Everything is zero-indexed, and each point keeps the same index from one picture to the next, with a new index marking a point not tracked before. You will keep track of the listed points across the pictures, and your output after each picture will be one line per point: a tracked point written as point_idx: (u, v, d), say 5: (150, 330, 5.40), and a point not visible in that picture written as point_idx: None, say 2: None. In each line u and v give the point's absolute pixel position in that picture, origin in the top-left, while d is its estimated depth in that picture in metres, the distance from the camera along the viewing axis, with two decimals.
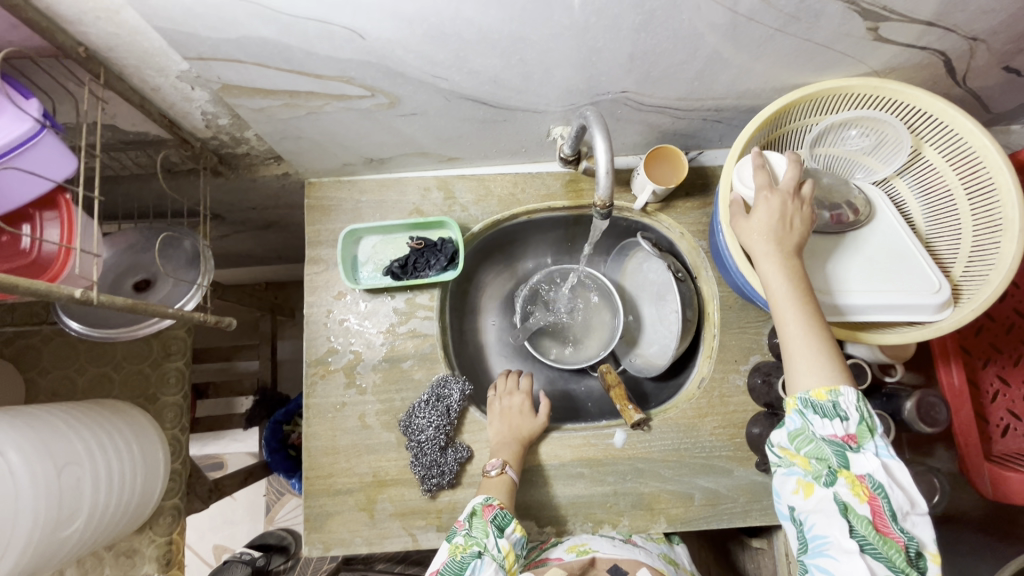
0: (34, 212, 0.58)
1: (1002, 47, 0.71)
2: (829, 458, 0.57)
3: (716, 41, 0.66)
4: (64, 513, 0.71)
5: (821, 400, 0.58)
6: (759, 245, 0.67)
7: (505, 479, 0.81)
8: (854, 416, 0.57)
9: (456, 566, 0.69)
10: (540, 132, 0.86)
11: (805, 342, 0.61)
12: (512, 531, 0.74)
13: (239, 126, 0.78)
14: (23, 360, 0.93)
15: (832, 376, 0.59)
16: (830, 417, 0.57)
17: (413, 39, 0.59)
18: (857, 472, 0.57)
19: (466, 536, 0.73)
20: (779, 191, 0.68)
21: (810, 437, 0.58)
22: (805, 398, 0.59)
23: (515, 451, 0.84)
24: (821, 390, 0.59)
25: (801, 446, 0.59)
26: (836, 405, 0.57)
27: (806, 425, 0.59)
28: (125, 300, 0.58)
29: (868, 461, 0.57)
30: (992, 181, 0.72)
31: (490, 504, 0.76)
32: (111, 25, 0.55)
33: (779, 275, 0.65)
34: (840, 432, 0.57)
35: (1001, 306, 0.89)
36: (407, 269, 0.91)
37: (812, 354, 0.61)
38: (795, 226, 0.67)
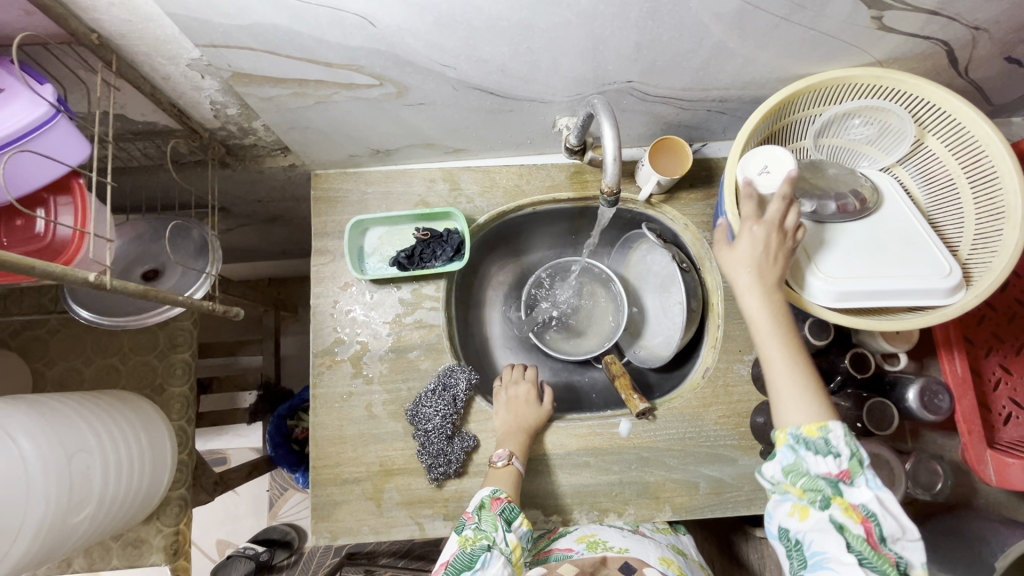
0: (48, 196, 0.58)
1: (1004, 37, 0.72)
2: (824, 489, 0.56)
3: (722, 30, 0.66)
4: (74, 499, 0.71)
5: (813, 438, 0.56)
6: (743, 276, 0.66)
7: (512, 469, 0.81)
8: (846, 452, 0.56)
9: (466, 558, 0.68)
10: (546, 123, 0.86)
11: (790, 377, 0.60)
12: (519, 524, 0.74)
13: (247, 117, 0.78)
14: (30, 351, 0.93)
15: (819, 413, 0.58)
16: (823, 454, 0.56)
17: (422, 27, 0.60)
18: (851, 500, 0.56)
19: (475, 528, 0.72)
20: (763, 222, 0.67)
21: (803, 471, 0.57)
22: (796, 435, 0.57)
23: (523, 443, 0.85)
24: (812, 427, 0.57)
25: (795, 481, 0.57)
26: (828, 441, 0.56)
27: (799, 462, 0.57)
28: (138, 286, 0.59)
29: (860, 492, 0.56)
30: (994, 169, 0.72)
31: (498, 497, 0.75)
32: (124, 12, 0.55)
33: (763, 306, 0.64)
34: (834, 468, 0.56)
35: (1001, 295, 0.89)
36: (414, 259, 0.92)
37: (797, 391, 0.59)
38: (776, 256, 0.66)
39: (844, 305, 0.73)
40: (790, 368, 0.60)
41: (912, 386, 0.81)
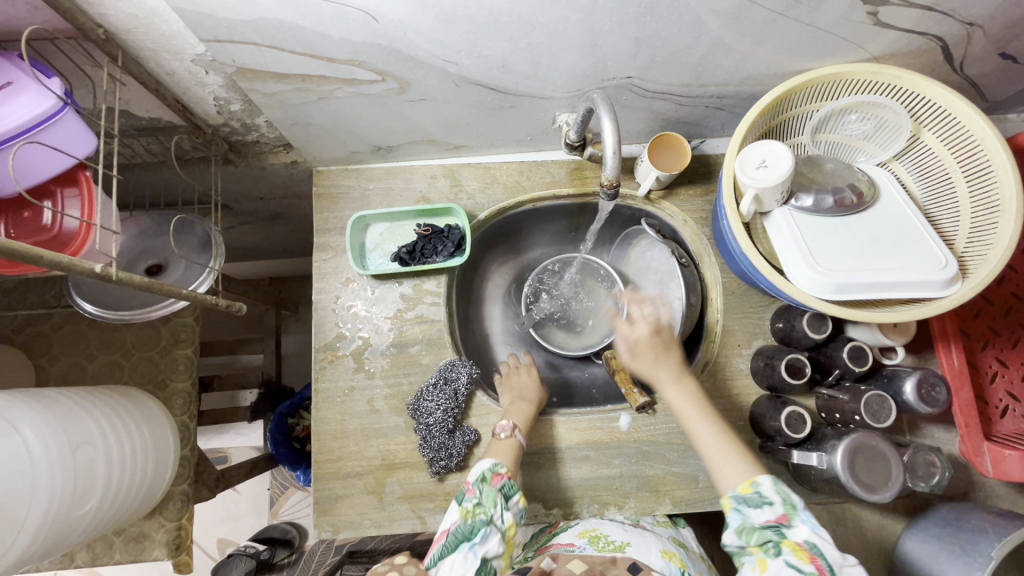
0: (55, 189, 0.59)
1: (998, 33, 0.73)
2: (771, 537, 0.61)
3: (720, 25, 0.67)
4: (79, 492, 0.72)
5: (747, 493, 0.64)
6: (650, 373, 0.77)
7: (514, 442, 0.82)
8: (777, 499, 0.63)
9: (466, 530, 0.71)
10: (546, 120, 0.87)
11: (717, 448, 0.70)
12: (516, 501, 0.75)
13: (250, 113, 0.79)
14: (33, 347, 0.93)
15: (750, 470, 0.66)
16: (758, 505, 0.63)
17: (424, 22, 0.60)
18: (795, 540, 0.59)
19: (474, 502, 0.74)
20: (644, 323, 0.80)
21: (749, 526, 0.62)
22: (734, 495, 0.65)
23: (527, 418, 0.86)
24: (744, 485, 0.65)
25: (747, 538, 0.62)
26: (760, 493, 0.63)
27: (744, 519, 0.63)
28: (143, 279, 0.59)
29: (803, 532, 0.60)
30: (989, 163, 0.73)
31: (498, 473, 0.76)
32: (130, 7, 0.56)
33: (678, 391, 0.75)
34: (771, 516, 0.62)
35: (998, 289, 0.91)
36: (415, 254, 0.92)
37: (728, 457, 0.68)
38: (667, 348, 0.79)
39: (840, 298, 0.73)
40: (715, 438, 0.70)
41: (909, 378, 0.81)
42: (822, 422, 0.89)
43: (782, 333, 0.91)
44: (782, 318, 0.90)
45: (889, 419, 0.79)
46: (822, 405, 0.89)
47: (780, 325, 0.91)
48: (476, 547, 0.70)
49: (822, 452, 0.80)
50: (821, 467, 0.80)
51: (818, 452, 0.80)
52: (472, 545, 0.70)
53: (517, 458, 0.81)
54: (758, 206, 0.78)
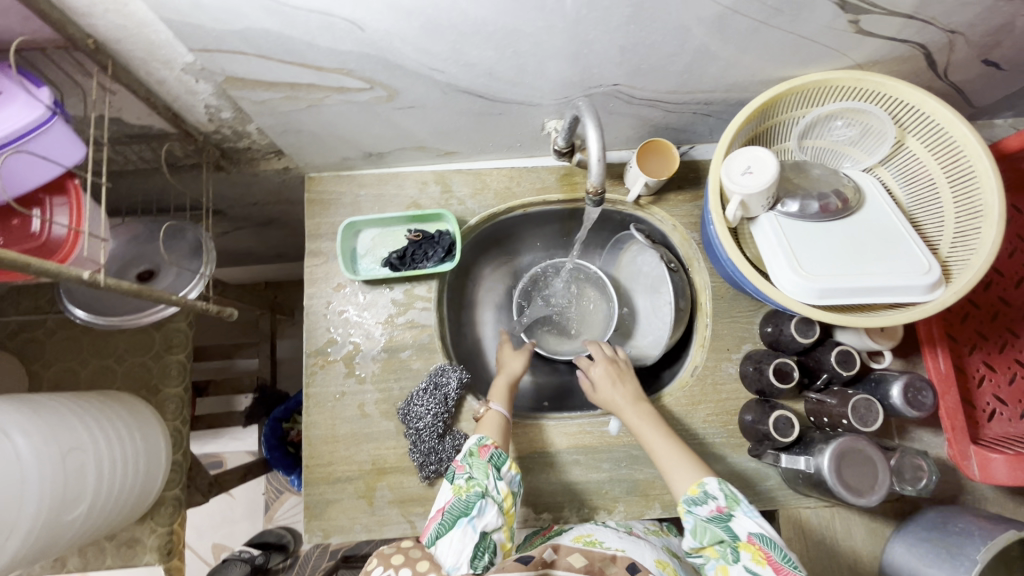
0: (44, 197, 0.60)
1: (980, 40, 0.74)
2: (724, 536, 0.69)
3: (704, 33, 0.68)
4: (69, 497, 0.72)
5: (695, 494, 0.73)
6: (612, 398, 0.88)
7: (495, 415, 0.84)
8: (721, 494, 0.72)
9: (462, 506, 0.72)
10: (535, 126, 0.88)
11: (669, 456, 0.79)
12: (507, 470, 0.77)
13: (241, 120, 0.80)
14: (26, 352, 0.94)
15: (698, 473, 0.75)
16: (704, 504, 0.72)
17: (410, 31, 0.61)
18: (743, 535, 0.68)
19: (466, 477, 0.74)
20: (603, 360, 0.94)
21: (703, 526, 0.70)
22: (686, 498, 0.73)
23: (504, 391, 0.89)
24: (693, 487, 0.74)
25: (702, 538, 0.70)
26: (706, 492, 0.72)
27: (697, 519, 0.71)
28: (131, 285, 0.60)
29: (748, 524, 0.69)
30: (972, 168, 0.74)
31: (485, 445, 0.78)
32: (120, 18, 0.57)
33: (636, 412, 0.85)
34: (717, 510, 0.71)
35: (986, 294, 0.92)
36: (406, 259, 0.93)
37: (679, 463, 0.77)
38: (625, 379, 0.91)
39: (825, 303, 0.74)
40: (669, 447, 0.80)
41: (896, 382, 0.82)
42: (810, 425, 0.89)
43: (770, 338, 0.91)
44: (771, 322, 0.91)
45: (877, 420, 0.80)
46: (809, 408, 0.89)
47: (768, 329, 0.91)
48: (474, 521, 0.71)
49: (810, 456, 0.80)
50: (809, 471, 0.80)
51: (806, 456, 0.80)
52: (471, 519, 0.71)
53: (504, 429, 0.83)
54: (744, 211, 0.79)
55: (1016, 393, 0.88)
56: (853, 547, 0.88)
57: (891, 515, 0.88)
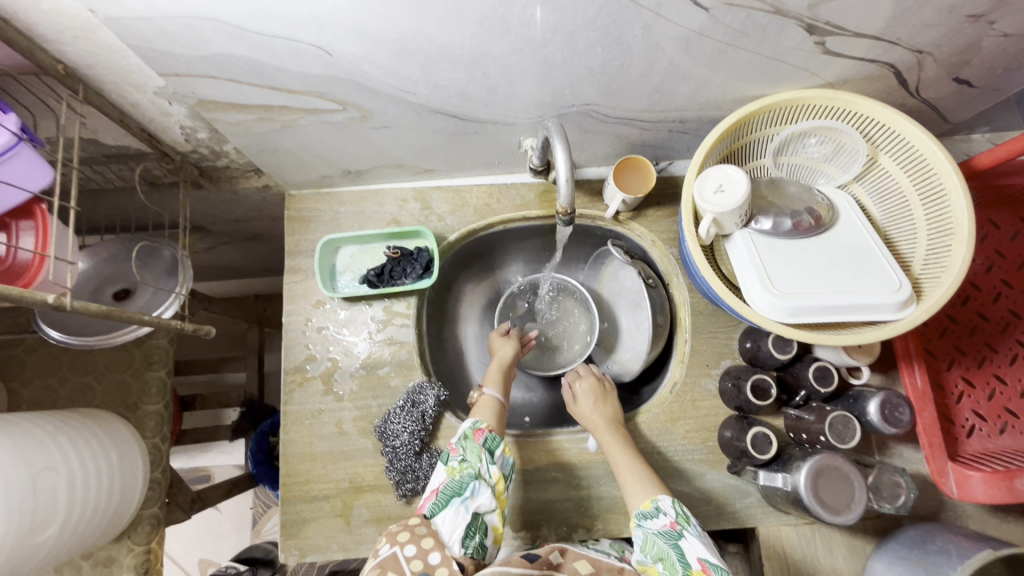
0: (10, 221, 0.60)
1: (948, 59, 0.74)
2: (670, 553, 0.68)
3: (672, 54, 0.68)
4: (39, 519, 0.72)
5: (647, 508, 0.74)
6: (589, 414, 0.90)
7: (490, 398, 0.86)
8: (672, 511, 0.72)
9: (455, 486, 0.71)
10: (512, 144, 0.89)
11: (632, 474, 0.80)
12: (501, 454, 0.77)
13: (217, 140, 0.80)
14: (5, 370, 0.94)
15: (651, 491, 0.76)
16: (655, 518, 0.73)
17: (379, 55, 0.62)
18: (692, 555, 0.67)
19: (460, 459, 0.74)
20: (588, 378, 0.96)
21: (651, 540, 0.71)
22: (637, 512, 0.75)
23: (499, 378, 0.90)
24: (647, 502, 0.75)
25: (649, 553, 0.71)
26: (658, 506, 0.73)
27: (646, 532, 0.72)
28: (100, 307, 0.60)
29: (697, 547, 0.67)
30: (943, 186, 0.74)
31: (479, 428, 0.78)
32: (88, 44, 0.57)
33: (609, 432, 0.86)
34: (667, 525, 0.71)
35: (964, 309, 0.92)
36: (384, 276, 0.93)
37: (638, 480, 0.78)
38: (608, 398, 0.92)
39: (797, 321, 0.74)
40: (630, 464, 0.81)
41: (873, 399, 0.82)
42: (789, 442, 0.89)
43: (749, 353, 0.91)
44: (750, 338, 0.90)
45: (855, 439, 0.78)
46: (788, 424, 0.88)
47: (747, 345, 0.91)
48: (467, 502, 0.70)
49: (787, 474, 0.80)
50: (786, 488, 0.79)
51: (783, 474, 0.80)
52: (464, 499, 0.70)
53: (499, 412, 0.84)
54: (718, 228, 0.80)
55: (995, 408, 0.88)
56: (833, 566, 0.87)
57: (871, 533, 0.88)
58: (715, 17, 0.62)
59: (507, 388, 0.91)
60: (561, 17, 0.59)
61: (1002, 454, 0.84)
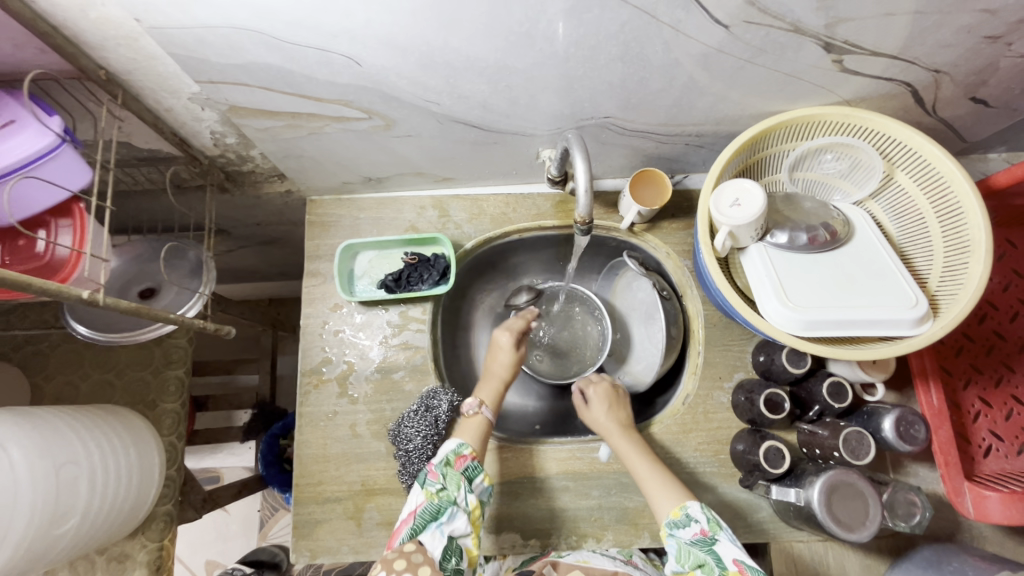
0: (50, 219, 0.63)
1: (965, 79, 0.75)
2: (707, 559, 0.70)
3: (691, 70, 0.70)
4: (60, 511, 0.73)
5: (678, 517, 0.75)
6: (601, 420, 0.89)
7: (481, 417, 0.85)
8: (703, 517, 0.74)
9: (432, 510, 0.71)
10: (530, 155, 0.90)
11: (655, 481, 0.80)
12: (479, 482, 0.78)
13: (245, 146, 0.83)
14: (30, 365, 0.96)
15: (680, 499, 0.77)
16: (685, 525, 0.74)
17: (407, 66, 0.64)
18: (729, 560, 0.68)
19: (439, 486, 0.74)
20: (599, 381, 0.96)
21: (685, 549, 0.72)
22: (668, 522, 0.76)
23: (494, 397, 0.89)
24: (676, 510, 0.76)
25: (685, 562, 0.72)
26: (687, 513, 0.75)
27: (679, 542, 0.74)
28: (130, 303, 0.62)
29: (732, 550, 0.69)
30: (960, 204, 0.75)
31: (461, 455, 0.78)
32: (130, 51, 0.60)
33: (624, 438, 0.86)
34: (699, 531, 0.73)
35: (980, 327, 0.91)
36: (401, 282, 0.95)
37: (664, 488, 0.79)
38: (619, 402, 0.93)
39: (812, 335, 0.74)
40: (650, 473, 0.81)
41: (888, 416, 0.81)
42: (802, 457, 0.88)
43: (762, 367, 0.91)
44: (763, 351, 0.91)
45: (867, 457, 0.78)
46: (802, 440, 0.88)
47: (760, 359, 0.91)
48: (443, 526, 0.71)
49: (800, 488, 0.79)
50: (799, 504, 0.79)
51: (796, 488, 0.80)
52: (440, 524, 0.71)
53: (484, 433, 0.84)
54: (733, 241, 0.80)
55: (1013, 429, 0.87)
56: None
57: (885, 552, 0.87)
58: (735, 35, 0.63)
59: (499, 403, 0.90)
60: (585, 33, 0.61)
61: (1019, 475, 0.83)
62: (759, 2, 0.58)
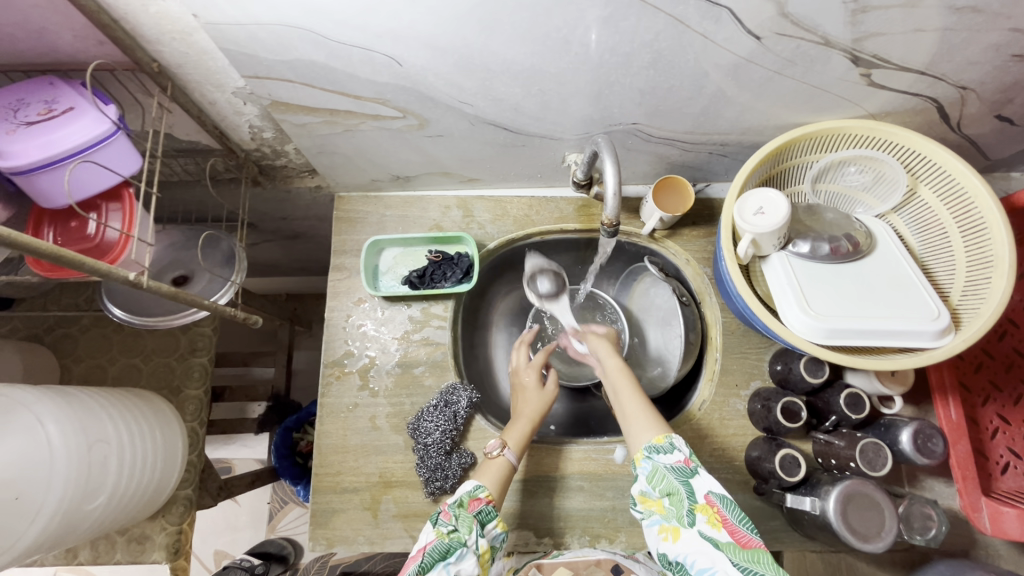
0: (101, 203, 0.68)
1: (991, 96, 0.76)
2: (680, 489, 0.67)
3: (720, 80, 0.71)
4: (90, 488, 0.75)
5: (660, 442, 0.71)
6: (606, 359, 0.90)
7: (503, 461, 0.80)
8: (685, 447, 0.70)
9: (442, 549, 0.66)
10: (555, 158, 0.92)
11: (640, 413, 0.78)
12: (492, 527, 0.72)
13: (281, 140, 0.85)
14: (60, 347, 0.99)
15: (663, 427, 0.74)
16: (668, 452, 0.70)
17: (445, 68, 0.66)
18: (703, 492, 0.66)
19: (450, 526, 0.69)
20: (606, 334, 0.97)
21: (661, 474, 0.68)
22: (648, 445, 0.72)
23: (522, 437, 0.84)
24: (660, 437, 0.72)
25: (657, 486, 0.68)
26: (671, 442, 0.71)
27: (656, 466, 0.69)
28: (170, 288, 0.64)
29: (709, 483, 0.67)
30: (984, 219, 0.75)
31: (477, 497, 0.73)
32: (183, 45, 0.63)
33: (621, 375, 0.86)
34: (680, 459, 0.69)
35: (1000, 344, 0.91)
36: (425, 279, 0.97)
37: (645, 417, 0.77)
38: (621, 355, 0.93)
39: (832, 343, 0.75)
40: (636, 405, 0.79)
41: (906, 429, 0.81)
42: (817, 467, 0.89)
43: (779, 376, 0.92)
44: (781, 360, 0.91)
45: (883, 470, 0.78)
46: (817, 449, 0.88)
47: (777, 367, 0.92)
48: (450, 566, 0.66)
49: (816, 498, 0.79)
50: (813, 512, 0.78)
51: (812, 497, 0.79)
52: (448, 564, 0.66)
53: (504, 479, 0.79)
54: (755, 249, 0.81)
55: None
56: None
57: (899, 565, 0.87)
58: (766, 46, 0.65)
59: (526, 445, 0.85)
60: (619, 40, 0.63)
61: None
62: (792, 15, 0.60)
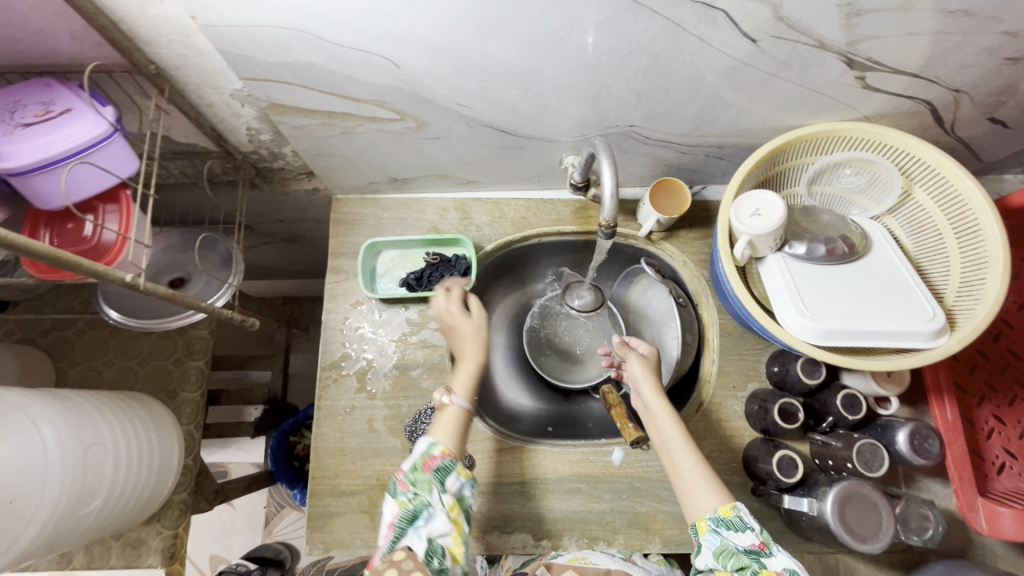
0: (98, 204, 0.68)
1: (984, 99, 0.77)
2: (750, 564, 0.65)
3: (716, 83, 0.72)
4: (86, 491, 0.75)
5: (731, 517, 0.69)
6: (647, 400, 0.83)
7: (456, 410, 0.78)
8: (756, 525, 0.68)
9: (409, 515, 0.67)
10: (553, 160, 0.92)
11: (699, 476, 0.74)
12: (455, 479, 0.71)
13: (278, 142, 0.85)
14: (56, 351, 0.99)
15: (728, 497, 0.71)
16: (739, 530, 0.68)
17: (442, 70, 0.66)
18: (774, 567, 0.65)
19: (410, 493, 0.69)
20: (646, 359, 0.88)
21: (729, 551, 0.67)
22: (714, 518, 0.69)
23: (468, 380, 0.81)
24: (726, 508, 0.70)
25: (725, 562, 0.67)
26: (741, 518, 0.68)
27: (724, 541, 0.68)
28: (166, 290, 0.63)
29: (784, 561, 0.65)
30: (977, 220, 0.76)
31: (432, 455, 0.72)
32: (181, 47, 0.63)
33: (670, 424, 0.79)
34: (753, 540, 0.67)
35: (995, 345, 0.92)
36: (423, 280, 0.96)
37: (705, 483, 0.73)
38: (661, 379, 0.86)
39: (829, 344, 0.75)
40: (692, 463, 0.75)
41: (902, 428, 0.81)
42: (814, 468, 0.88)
43: (776, 377, 0.92)
44: (778, 362, 0.91)
45: (878, 472, 0.78)
46: (815, 450, 0.88)
47: (774, 368, 0.92)
48: (420, 530, 0.67)
49: (813, 498, 0.79)
50: (812, 514, 0.78)
51: (809, 498, 0.79)
52: (417, 527, 0.67)
53: (461, 427, 0.77)
54: (752, 250, 0.82)
55: None
56: None
57: (897, 566, 0.87)
58: (762, 48, 0.65)
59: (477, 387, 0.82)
60: (616, 42, 0.63)
61: None
62: (787, 18, 0.60)
